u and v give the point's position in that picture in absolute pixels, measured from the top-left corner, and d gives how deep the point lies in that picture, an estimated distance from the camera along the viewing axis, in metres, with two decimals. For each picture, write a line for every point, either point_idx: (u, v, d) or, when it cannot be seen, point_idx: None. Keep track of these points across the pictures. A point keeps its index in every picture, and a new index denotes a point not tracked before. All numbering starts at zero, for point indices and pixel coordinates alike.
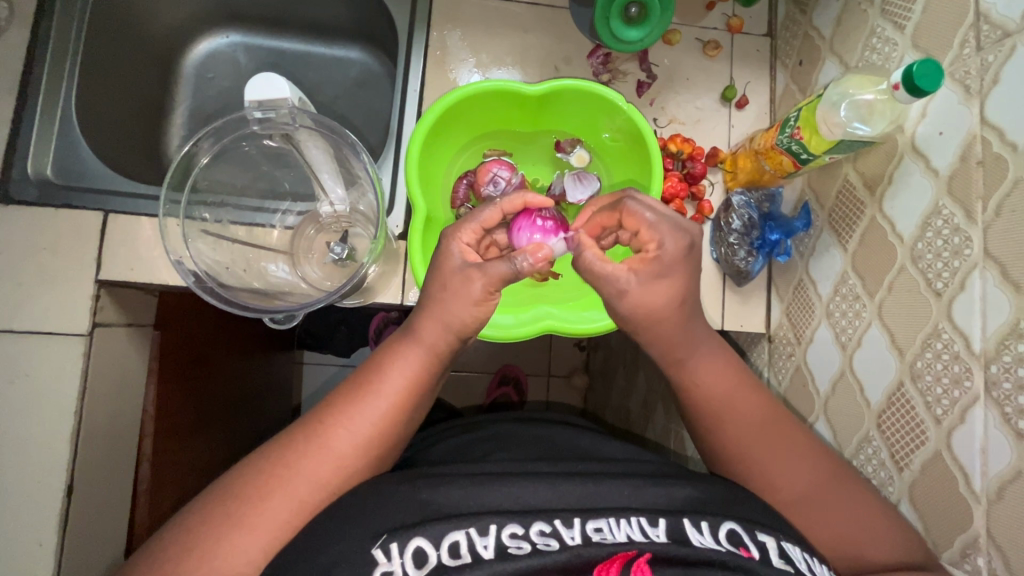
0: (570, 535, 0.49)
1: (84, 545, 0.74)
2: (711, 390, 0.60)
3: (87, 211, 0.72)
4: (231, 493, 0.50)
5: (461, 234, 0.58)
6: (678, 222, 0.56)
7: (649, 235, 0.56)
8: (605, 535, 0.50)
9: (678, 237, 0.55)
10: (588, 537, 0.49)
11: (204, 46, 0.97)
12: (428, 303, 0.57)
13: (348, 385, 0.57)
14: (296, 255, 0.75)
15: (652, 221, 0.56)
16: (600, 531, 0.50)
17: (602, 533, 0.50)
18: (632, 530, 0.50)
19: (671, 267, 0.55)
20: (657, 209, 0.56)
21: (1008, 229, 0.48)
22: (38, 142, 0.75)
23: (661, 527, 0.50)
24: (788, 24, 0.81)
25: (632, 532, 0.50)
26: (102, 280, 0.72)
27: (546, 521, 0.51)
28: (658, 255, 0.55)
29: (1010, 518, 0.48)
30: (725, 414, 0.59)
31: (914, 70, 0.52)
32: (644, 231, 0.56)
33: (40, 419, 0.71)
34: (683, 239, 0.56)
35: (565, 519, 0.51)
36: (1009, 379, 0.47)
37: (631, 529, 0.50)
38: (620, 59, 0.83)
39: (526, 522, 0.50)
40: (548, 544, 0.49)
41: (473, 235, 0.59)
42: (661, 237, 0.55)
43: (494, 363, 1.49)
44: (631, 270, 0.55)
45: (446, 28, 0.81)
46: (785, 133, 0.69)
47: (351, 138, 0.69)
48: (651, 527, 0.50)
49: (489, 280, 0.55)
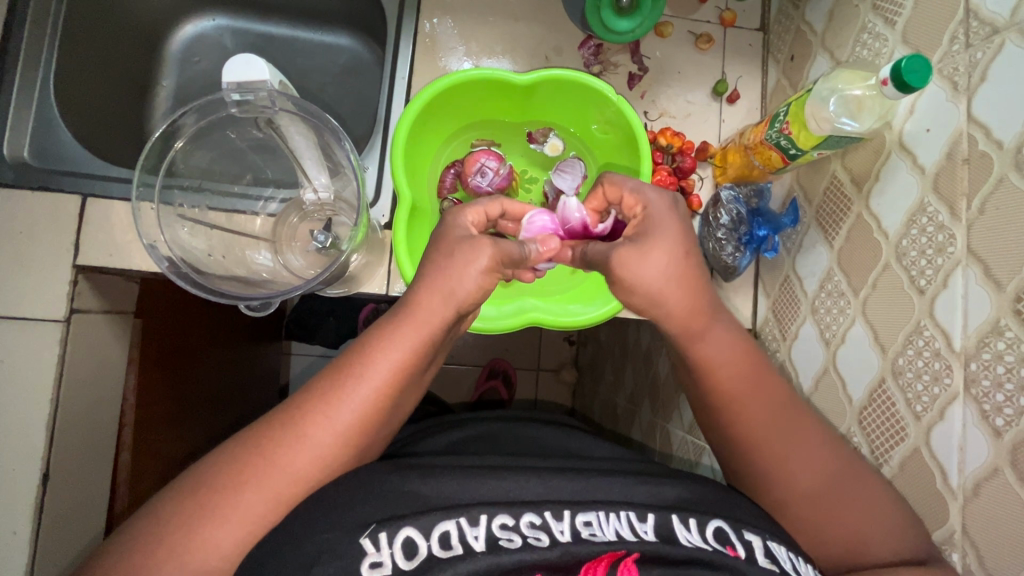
0: (559, 529, 0.49)
1: (61, 533, 0.73)
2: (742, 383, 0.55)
3: (64, 194, 0.71)
4: (202, 484, 0.48)
5: (466, 214, 0.60)
6: (659, 186, 0.57)
7: (633, 201, 0.57)
8: (594, 530, 0.49)
9: (661, 192, 0.56)
10: (578, 533, 0.49)
11: (189, 29, 0.95)
12: (428, 280, 0.55)
13: (336, 366, 0.54)
14: (278, 242, 0.74)
15: (635, 189, 0.57)
16: (590, 525, 0.50)
17: (592, 528, 0.49)
18: (621, 525, 0.50)
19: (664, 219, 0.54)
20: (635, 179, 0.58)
21: (990, 227, 0.48)
22: (16, 122, 0.73)
23: (649, 523, 0.50)
24: (781, 19, 0.81)
25: (621, 528, 0.50)
26: (79, 266, 0.71)
27: (536, 513, 0.50)
28: (647, 215, 0.55)
29: (984, 515, 0.48)
30: None
31: (903, 65, 0.51)
32: (628, 197, 0.57)
33: (15, 406, 0.70)
34: (667, 196, 0.56)
35: (555, 511, 0.50)
36: (988, 376, 0.47)
37: (619, 524, 0.50)
38: (612, 50, 0.82)
39: (516, 513, 0.50)
40: (538, 538, 0.48)
41: (478, 215, 0.61)
42: (647, 199, 0.56)
43: (482, 355, 1.49)
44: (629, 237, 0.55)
45: (436, 15, 0.80)
46: (774, 129, 0.68)
47: (332, 123, 0.67)
48: (640, 523, 0.50)
49: (496, 255, 0.56)
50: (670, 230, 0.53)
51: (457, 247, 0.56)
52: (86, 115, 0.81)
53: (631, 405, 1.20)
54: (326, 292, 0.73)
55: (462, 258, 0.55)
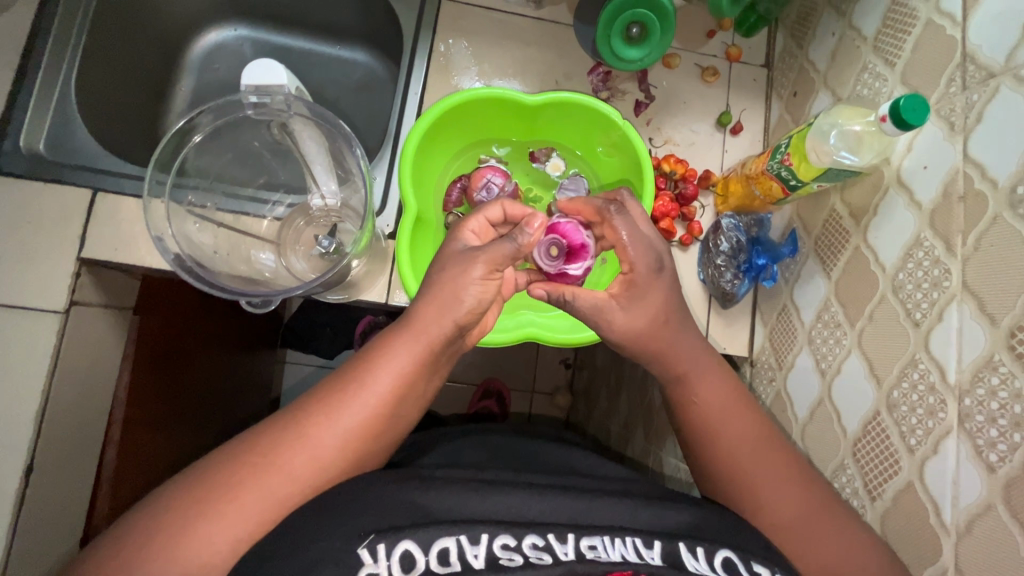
0: (563, 551, 0.49)
1: (39, 527, 0.72)
2: (721, 403, 0.59)
3: (76, 187, 0.72)
4: (204, 480, 0.48)
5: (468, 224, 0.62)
6: (651, 243, 0.60)
7: (625, 256, 0.60)
8: (599, 553, 0.49)
9: (645, 256, 0.59)
10: (582, 554, 0.49)
11: (211, 38, 0.98)
12: (428, 292, 0.56)
13: (339, 375, 0.55)
14: (283, 245, 0.74)
15: (625, 244, 0.60)
16: (594, 548, 0.49)
17: (596, 551, 0.49)
18: (627, 550, 0.49)
19: (644, 290, 0.59)
20: (633, 230, 0.60)
21: (985, 262, 0.49)
22: (35, 114, 0.75)
23: (655, 550, 0.50)
24: (785, 57, 0.83)
25: (626, 552, 0.49)
26: (83, 258, 0.71)
27: (540, 534, 0.50)
28: (631, 276, 0.60)
29: (976, 552, 0.48)
30: (722, 429, 0.58)
31: (902, 104, 0.53)
32: (621, 248, 0.61)
33: (4, 395, 0.69)
34: (651, 256, 0.60)
35: (559, 534, 0.50)
36: (982, 412, 0.47)
37: (625, 548, 0.50)
38: (620, 77, 0.85)
39: (519, 534, 0.49)
40: (541, 557, 0.48)
41: (480, 225, 0.63)
42: (633, 259, 0.60)
43: (478, 374, 1.48)
44: (613, 297, 0.60)
45: (451, 36, 0.82)
46: (775, 159, 0.70)
47: (345, 130, 0.68)
48: (646, 548, 0.50)
49: (489, 259, 0.56)
50: (647, 305, 0.59)
51: (449, 260, 0.58)
52: (105, 113, 0.83)
53: (625, 431, 1.19)
54: (326, 297, 0.74)
55: (459, 270, 0.56)
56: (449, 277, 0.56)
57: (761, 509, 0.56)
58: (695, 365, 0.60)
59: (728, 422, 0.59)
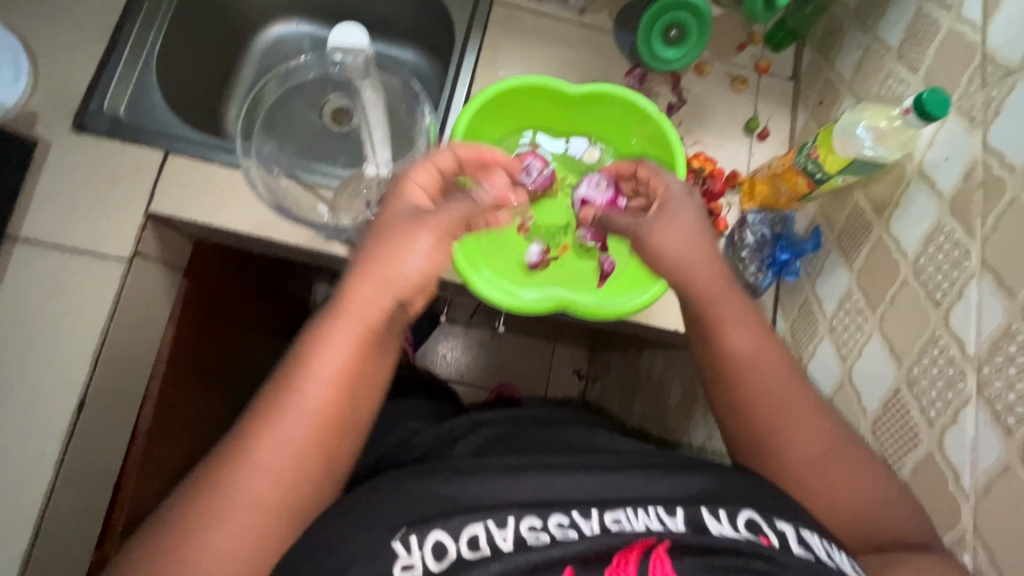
0: (588, 526, 0.50)
1: (83, 463, 0.76)
2: (767, 368, 0.59)
3: (150, 148, 0.78)
4: (172, 526, 0.46)
5: (416, 174, 0.60)
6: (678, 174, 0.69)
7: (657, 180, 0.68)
8: (623, 525, 0.51)
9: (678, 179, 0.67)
10: (606, 527, 0.50)
11: (274, 31, 1.06)
12: (360, 274, 0.54)
13: (278, 378, 0.52)
14: (337, 205, 0.81)
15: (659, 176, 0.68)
16: (618, 521, 0.51)
17: (620, 523, 0.51)
18: (650, 519, 0.51)
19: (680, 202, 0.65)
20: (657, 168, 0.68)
21: (1003, 240, 0.52)
22: (119, 82, 0.82)
23: (679, 516, 0.51)
24: (811, 70, 0.89)
25: (650, 522, 0.51)
26: (150, 212, 0.77)
27: (563, 513, 0.51)
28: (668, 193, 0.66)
29: (993, 515, 0.49)
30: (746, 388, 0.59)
31: (925, 97, 0.57)
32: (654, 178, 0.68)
33: (66, 333, 0.74)
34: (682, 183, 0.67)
35: (582, 511, 0.52)
36: (1000, 378, 0.50)
37: (649, 518, 0.51)
38: (655, 81, 0.90)
39: (544, 515, 0.51)
40: (567, 534, 0.50)
41: (429, 174, 0.61)
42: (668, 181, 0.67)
43: (495, 375, 1.51)
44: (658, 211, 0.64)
45: (500, 35, 0.89)
46: (803, 154, 0.74)
47: (413, 89, 0.87)
48: (669, 516, 0.51)
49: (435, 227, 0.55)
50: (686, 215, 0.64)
51: (397, 229, 0.55)
52: (177, 89, 0.91)
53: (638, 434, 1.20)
54: None
55: (405, 244, 0.54)
56: (383, 256, 0.54)
57: (784, 478, 0.57)
58: (731, 325, 0.61)
59: (763, 373, 0.59)
